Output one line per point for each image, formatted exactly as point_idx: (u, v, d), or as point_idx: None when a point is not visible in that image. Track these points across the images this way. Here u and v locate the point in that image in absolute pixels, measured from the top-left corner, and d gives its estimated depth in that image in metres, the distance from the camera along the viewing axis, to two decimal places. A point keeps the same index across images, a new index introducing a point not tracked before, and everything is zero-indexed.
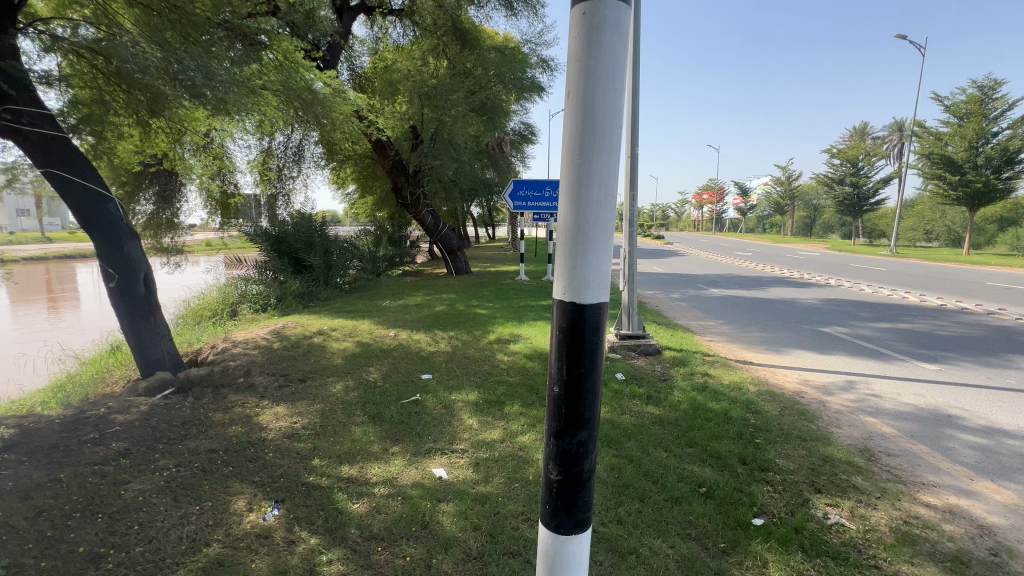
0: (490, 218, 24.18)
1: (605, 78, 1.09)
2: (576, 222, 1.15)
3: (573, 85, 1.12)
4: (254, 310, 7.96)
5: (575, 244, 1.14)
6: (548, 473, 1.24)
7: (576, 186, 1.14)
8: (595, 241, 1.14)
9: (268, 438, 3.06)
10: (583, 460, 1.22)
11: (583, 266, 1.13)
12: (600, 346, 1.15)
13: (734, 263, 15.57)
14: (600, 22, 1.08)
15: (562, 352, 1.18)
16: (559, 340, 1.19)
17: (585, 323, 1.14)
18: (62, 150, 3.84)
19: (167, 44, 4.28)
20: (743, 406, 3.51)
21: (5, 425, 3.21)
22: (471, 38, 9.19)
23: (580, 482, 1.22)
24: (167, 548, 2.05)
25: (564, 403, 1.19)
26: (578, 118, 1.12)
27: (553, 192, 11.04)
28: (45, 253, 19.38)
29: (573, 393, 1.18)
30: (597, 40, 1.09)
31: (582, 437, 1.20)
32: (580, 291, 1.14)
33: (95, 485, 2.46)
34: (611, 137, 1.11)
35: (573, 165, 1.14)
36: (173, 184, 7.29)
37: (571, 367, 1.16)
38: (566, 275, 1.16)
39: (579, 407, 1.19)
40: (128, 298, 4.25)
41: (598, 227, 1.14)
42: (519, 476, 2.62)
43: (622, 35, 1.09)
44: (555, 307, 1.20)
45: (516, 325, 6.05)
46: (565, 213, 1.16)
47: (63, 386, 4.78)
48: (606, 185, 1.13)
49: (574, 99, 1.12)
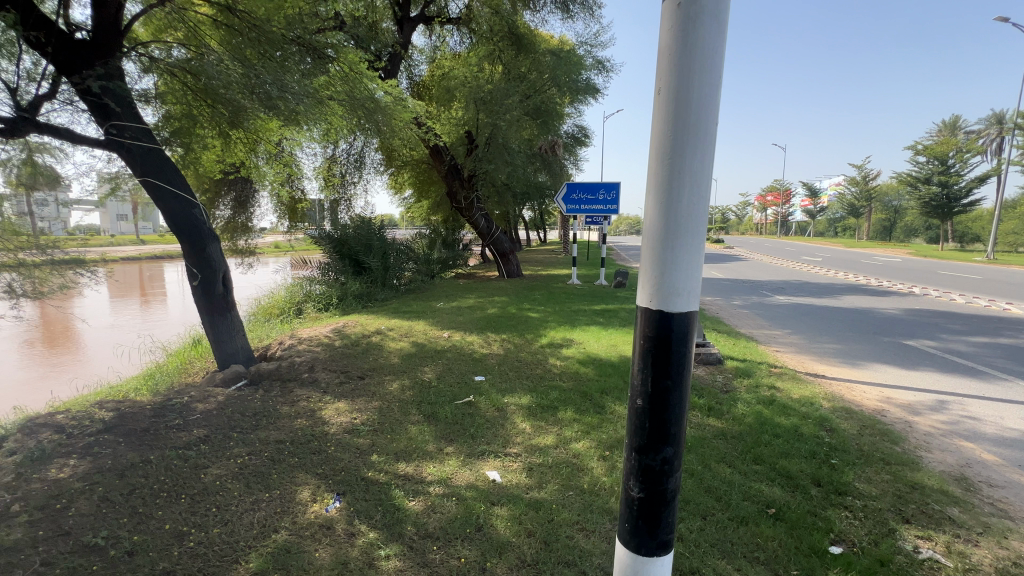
0: (542, 220, 24.14)
1: (701, 73, 1.11)
2: (665, 222, 1.17)
3: (667, 86, 1.15)
4: (317, 310, 8.41)
5: (666, 244, 1.17)
6: (630, 489, 1.28)
7: (667, 185, 1.16)
8: (686, 242, 1.16)
9: (330, 432, 3.19)
10: (667, 475, 1.25)
11: (673, 266, 1.16)
12: (686, 358, 1.19)
13: (802, 269, 14.60)
14: (698, 18, 1.10)
15: (646, 366, 1.22)
16: (644, 352, 1.23)
17: (672, 336, 1.17)
18: (158, 161, 4.21)
19: (247, 61, 4.61)
20: (815, 423, 3.27)
21: (105, 409, 3.57)
22: (526, 43, 9.21)
23: (664, 498, 1.26)
24: (241, 532, 2.18)
25: (649, 418, 1.23)
26: (672, 119, 1.14)
27: (607, 195, 10.86)
28: (140, 253, 21.53)
29: (657, 407, 1.21)
30: (695, 37, 1.11)
31: (666, 453, 1.24)
32: (669, 298, 1.17)
33: (180, 468, 2.67)
34: (705, 134, 1.13)
35: (663, 163, 1.17)
36: (247, 190, 7.84)
37: (656, 380, 1.20)
38: (656, 276, 1.19)
39: (663, 423, 1.23)
40: (209, 296, 4.61)
41: (689, 227, 1.16)
42: (573, 484, 2.58)
43: (716, 34, 1.11)
44: (640, 319, 1.24)
45: (568, 329, 5.98)
46: (655, 213, 1.19)
47: (152, 375, 5.26)
48: (697, 186, 1.16)
49: (667, 96, 1.14)
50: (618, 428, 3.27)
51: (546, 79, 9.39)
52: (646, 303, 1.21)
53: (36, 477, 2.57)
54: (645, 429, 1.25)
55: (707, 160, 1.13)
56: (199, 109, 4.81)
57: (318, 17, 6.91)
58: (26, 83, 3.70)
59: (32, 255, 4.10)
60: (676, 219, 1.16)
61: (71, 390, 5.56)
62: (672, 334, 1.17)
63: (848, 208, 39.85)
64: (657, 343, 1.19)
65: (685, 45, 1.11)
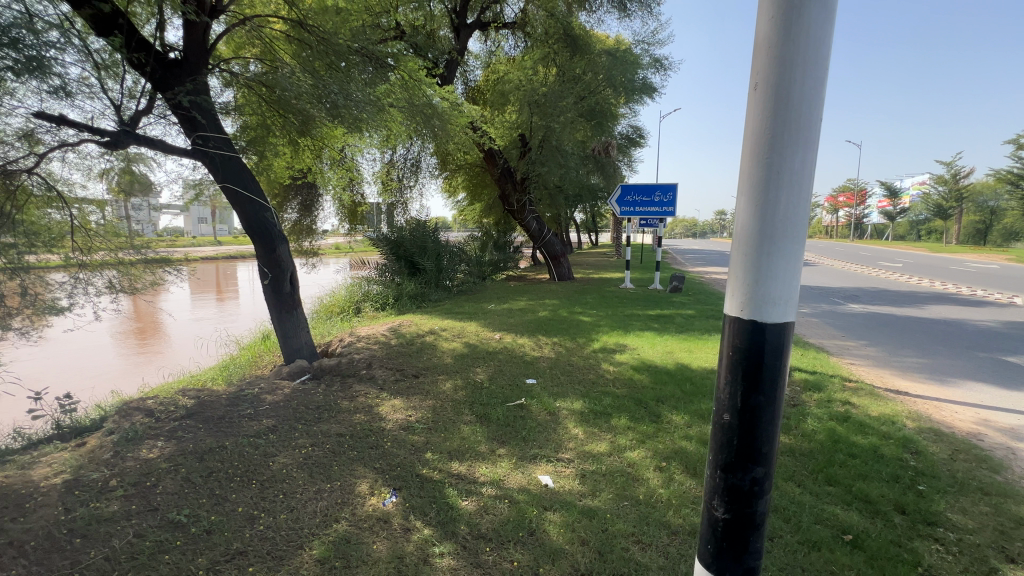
0: (594, 223, 23.81)
1: (805, 70, 1.11)
2: (762, 223, 1.17)
3: (768, 83, 1.14)
4: (375, 309, 8.76)
5: (763, 246, 1.16)
6: (716, 506, 1.29)
7: (766, 185, 1.16)
8: (784, 245, 1.16)
9: (387, 428, 3.30)
10: (756, 493, 1.26)
11: (771, 269, 1.15)
12: (780, 375, 1.19)
13: (879, 275, 13.48)
14: (803, 15, 1.10)
15: (735, 384, 1.23)
16: (732, 367, 1.24)
17: (764, 349, 1.18)
18: (237, 169, 4.54)
19: (316, 73, 4.87)
20: (898, 445, 2.99)
21: (187, 396, 3.89)
22: (581, 44, 9.11)
23: (752, 516, 1.26)
24: (305, 519, 2.29)
25: (738, 434, 1.24)
26: (773, 117, 1.14)
27: (663, 197, 10.54)
28: (217, 253, 23.36)
29: (747, 425, 1.22)
30: (799, 33, 1.10)
31: (756, 470, 1.24)
32: (764, 305, 1.17)
33: (251, 455, 2.85)
34: (808, 134, 1.12)
35: (762, 162, 1.16)
36: (312, 196, 8.17)
37: (747, 395, 1.21)
38: (751, 280, 1.18)
39: (753, 440, 1.24)
40: (277, 294, 4.92)
41: (788, 229, 1.15)
42: (628, 494, 2.51)
43: (821, 33, 1.11)
44: (730, 332, 1.24)
45: (621, 334, 5.85)
46: (751, 214, 1.18)
47: (227, 366, 5.67)
48: (797, 186, 1.15)
49: (767, 93, 1.14)
50: (674, 438, 3.14)
51: (602, 80, 9.21)
52: (737, 312, 1.22)
53: (129, 455, 2.84)
54: (733, 447, 1.26)
55: (809, 160, 1.13)
56: (273, 119, 5.15)
57: (379, 27, 7.22)
58: (128, 101, 4.10)
59: (129, 254, 4.64)
60: (773, 220, 1.16)
61: (158, 378, 6.12)
62: (763, 352, 1.18)
63: (934, 210, 36.39)
64: (748, 363, 1.20)
65: (790, 40, 1.11)
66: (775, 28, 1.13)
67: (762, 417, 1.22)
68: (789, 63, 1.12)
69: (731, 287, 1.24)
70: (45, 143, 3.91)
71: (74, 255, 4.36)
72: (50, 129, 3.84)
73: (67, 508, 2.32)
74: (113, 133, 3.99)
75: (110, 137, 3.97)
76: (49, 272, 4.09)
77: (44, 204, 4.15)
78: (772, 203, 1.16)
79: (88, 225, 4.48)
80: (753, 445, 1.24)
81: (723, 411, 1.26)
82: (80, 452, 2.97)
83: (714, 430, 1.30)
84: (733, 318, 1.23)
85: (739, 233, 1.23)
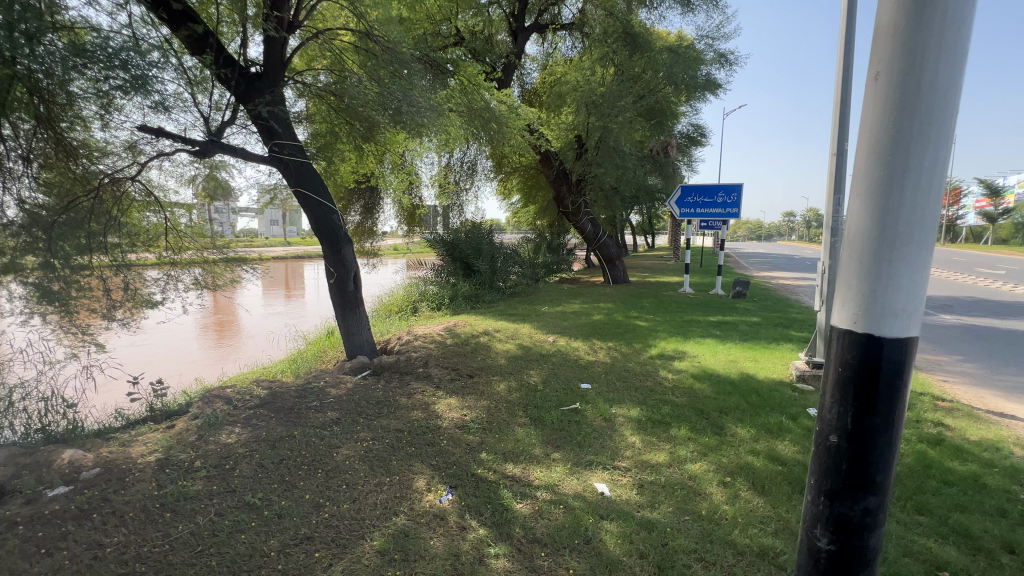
0: (650, 225, 23.14)
1: (931, 97, 1.29)
2: (882, 233, 1.35)
3: (896, 106, 1.33)
4: (431, 309, 8.99)
5: (886, 252, 1.34)
6: (822, 521, 1.49)
7: (888, 197, 1.34)
8: (908, 252, 1.33)
9: (443, 426, 3.36)
10: (866, 510, 1.43)
11: (894, 271, 1.33)
12: (892, 398, 1.36)
13: (977, 283, 12.10)
14: (931, 51, 1.28)
15: (846, 405, 1.42)
16: (844, 391, 1.42)
17: (879, 370, 1.36)
18: (307, 174, 4.81)
19: (381, 81, 5.04)
20: (1004, 474, 2.66)
21: (261, 387, 4.17)
22: (641, 42, 8.86)
23: (862, 530, 1.44)
24: (366, 510, 2.37)
25: (849, 453, 1.43)
26: (897, 137, 1.33)
27: (727, 198, 10.06)
28: (287, 254, 24.94)
29: (858, 445, 1.40)
30: (927, 67, 1.29)
31: (865, 488, 1.42)
32: (885, 311, 1.35)
33: (317, 445, 3.01)
34: (933, 152, 1.30)
35: (885, 178, 1.35)
36: (374, 198, 8.49)
37: (860, 416, 1.39)
38: (870, 283, 1.37)
39: (863, 459, 1.41)
40: (342, 293, 5.16)
41: (913, 237, 1.32)
42: (690, 508, 2.40)
43: (950, 63, 1.28)
44: (843, 351, 1.43)
45: (681, 341, 5.63)
46: (872, 224, 1.37)
47: (295, 359, 6.04)
48: (922, 197, 1.31)
49: (893, 118, 1.33)
50: (739, 452, 2.98)
51: (661, 78, 8.90)
52: (850, 324, 1.41)
53: (211, 439, 3.08)
54: (840, 471, 1.45)
55: (934, 176, 1.30)
56: (341, 127, 5.40)
57: (440, 35, 7.41)
58: (215, 113, 4.45)
59: (212, 254, 5.10)
60: (893, 223, 1.34)
61: (235, 368, 6.63)
62: (879, 370, 1.36)
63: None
64: (860, 384, 1.38)
65: (916, 71, 1.30)
66: (901, 63, 1.32)
67: (870, 441, 1.40)
68: (916, 82, 1.30)
69: (842, 289, 1.43)
70: (146, 153, 4.32)
71: (167, 254, 4.80)
72: (150, 140, 4.24)
73: (159, 484, 2.55)
74: (202, 143, 4.36)
75: (199, 147, 4.34)
76: (145, 269, 4.54)
77: (143, 209, 4.60)
78: (892, 207, 1.34)
79: (179, 227, 4.93)
80: (860, 467, 1.42)
81: (830, 434, 1.46)
82: (169, 434, 3.26)
83: (822, 453, 1.49)
84: (844, 346, 1.43)
85: (859, 241, 1.41)
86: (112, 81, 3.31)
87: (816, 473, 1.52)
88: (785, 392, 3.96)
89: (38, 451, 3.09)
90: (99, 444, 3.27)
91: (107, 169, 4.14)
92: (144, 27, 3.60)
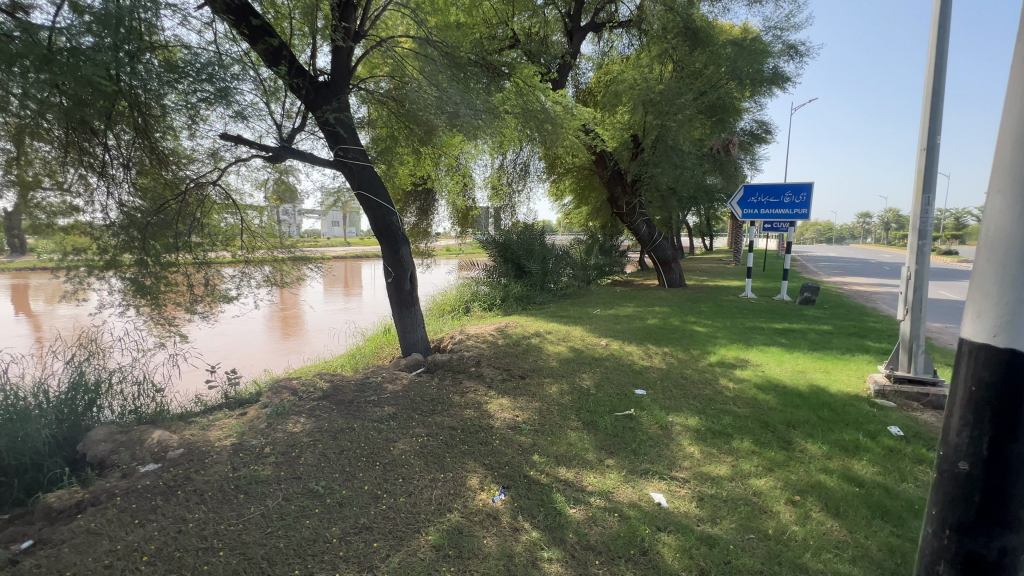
0: (708, 226, 22.23)
1: None
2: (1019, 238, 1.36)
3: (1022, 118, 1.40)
4: (483, 309, 9.09)
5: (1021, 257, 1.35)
6: (950, 551, 1.45)
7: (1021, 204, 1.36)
8: None
9: (495, 426, 3.38)
10: (1000, 544, 1.37)
11: None
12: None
13: None
14: None
15: (978, 431, 1.39)
16: (974, 415, 1.40)
17: (1015, 396, 1.33)
18: (369, 177, 5.00)
19: (440, 85, 5.16)
20: None
21: (323, 380, 4.38)
22: (703, 36, 8.53)
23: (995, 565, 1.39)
24: (422, 505, 2.42)
25: (980, 483, 1.39)
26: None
27: (795, 197, 9.45)
28: (347, 253, 26.12)
29: (994, 475, 1.36)
30: None
31: (999, 521, 1.37)
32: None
33: (374, 438, 3.12)
34: None
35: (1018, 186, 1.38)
36: (430, 200, 8.69)
37: (995, 444, 1.36)
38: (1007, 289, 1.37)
39: (996, 490, 1.37)
40: (399, 292, 5.32)
41: None
42: (755, 526, 2.27)
43: None
44: (972, 374, 1.42)
45: (742, 348, 5.35)
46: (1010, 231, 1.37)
47: (354, 355, 6.31)
48: None
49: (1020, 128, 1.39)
50: (810, 470, 2.78)
51: (724, 73, 8.52)
52: (988, 338, 1.39)
53: (279, 427, 3.27)
54: (973, 504, 1.41)
55: None
56: (401, 131, 5.56)
57: (495, 38, 7.46)
58: (286, 121, 4.74)
59: (281, 253, 5.44)
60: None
61: (300, 361, 7.04)
62: (1014, 395, 1.33)
63: None
64: (994, 409, 1.36)
65: None
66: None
67: (1006, 471, 1.35)
68: None
69: (976, 299, 1.43)
70: (225, 160, 4.65)
71: (242, 253, 5.17)
72: (230, 147, 4.57)
73: (233, 467, 2.73)
74: (274, 148, 4.67)
75: (272, 152, 4.65)
76: (223, 267, 4.92)
77: (222, 211, 4.96)
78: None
79: (252, 227, 5.28)
80: (994, 498, 1.37)
81: (959, 461, 1.43)
82: (242, 420, 3.50)
83: (947, 480, 1.47)
84: (978, 366, 1.40)
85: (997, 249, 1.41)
86: (200, 94, 3.58)
87: (942, 502, 1.49)
88: (861, 408, 3.65)
89: (132, 430, 3.41)
90: (183, 427, 3.57)
91: (192, 175, 4.50)
92: (229, 44, 3.92)
